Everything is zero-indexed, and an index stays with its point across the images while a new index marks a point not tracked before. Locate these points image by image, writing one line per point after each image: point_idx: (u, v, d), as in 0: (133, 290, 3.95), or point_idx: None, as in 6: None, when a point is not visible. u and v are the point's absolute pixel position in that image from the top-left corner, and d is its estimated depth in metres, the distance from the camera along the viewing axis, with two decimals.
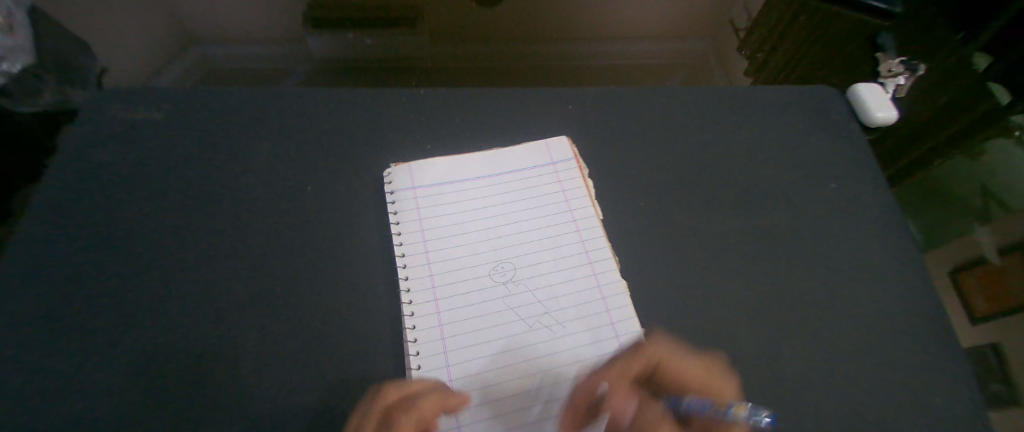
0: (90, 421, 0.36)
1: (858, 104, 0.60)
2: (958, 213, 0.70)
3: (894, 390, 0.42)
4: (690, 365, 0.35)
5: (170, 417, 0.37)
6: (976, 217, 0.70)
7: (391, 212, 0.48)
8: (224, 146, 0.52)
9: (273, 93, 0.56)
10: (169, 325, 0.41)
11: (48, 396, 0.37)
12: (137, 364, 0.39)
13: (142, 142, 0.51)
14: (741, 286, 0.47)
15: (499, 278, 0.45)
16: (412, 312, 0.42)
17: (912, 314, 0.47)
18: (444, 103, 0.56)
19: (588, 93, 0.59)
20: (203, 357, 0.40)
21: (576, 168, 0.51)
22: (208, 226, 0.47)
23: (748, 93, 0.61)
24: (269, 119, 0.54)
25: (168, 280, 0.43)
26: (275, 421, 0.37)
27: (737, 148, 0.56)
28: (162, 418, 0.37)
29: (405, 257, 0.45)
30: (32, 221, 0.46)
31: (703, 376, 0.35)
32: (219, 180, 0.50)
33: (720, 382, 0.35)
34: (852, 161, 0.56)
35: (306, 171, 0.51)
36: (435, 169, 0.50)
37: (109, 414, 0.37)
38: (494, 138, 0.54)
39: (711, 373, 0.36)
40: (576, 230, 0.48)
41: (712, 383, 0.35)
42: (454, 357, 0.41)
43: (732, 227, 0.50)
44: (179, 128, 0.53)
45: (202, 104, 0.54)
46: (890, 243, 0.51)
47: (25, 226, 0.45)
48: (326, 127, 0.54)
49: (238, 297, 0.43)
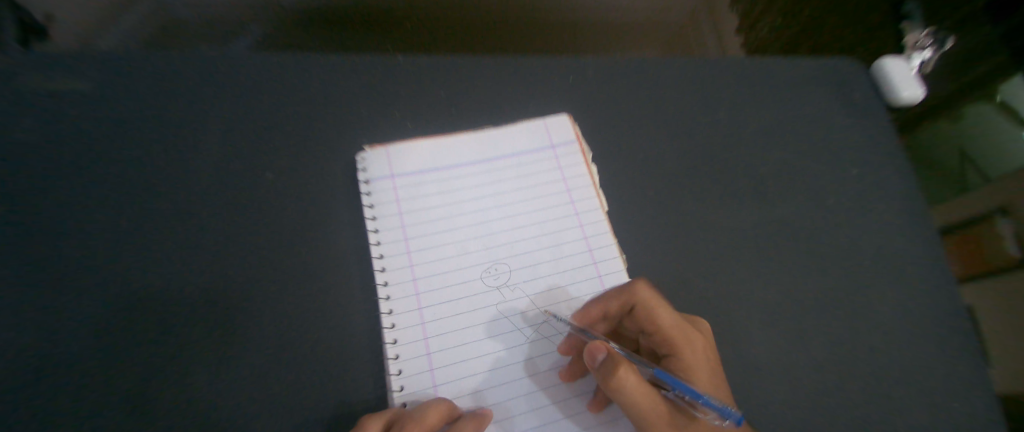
0: None
1: (883, 81, 0.53)
2: (942, 180, 0.67)
3: (896, 392, 0.42)
4: (666, 320, 0.38)
5: None
6: (958, 182, 0.67)
7: (366, 205, 0.42)
8: (168, 125, 0.43)
9: (217, 55, 0.46)
10: (123, 348, 0.36)
11: None
12: (89, 390, 0.35)
13: (57, 118, 0.42)
14: (754, 286, 0.44)
15: (492, 281, 0.40)
16: (394, 324, 0.37)
17: (922, 310, 0.45)
18: (427, 72, 0.49)
19: (591, 60, 0.51)
20: (167, 379, 0.36)
21: (578, 152, 0.46)
22: (157, 226, 0.40)
23: (770, 61, 0.54)
24: (218, 91, 0.45)
25: (113, 291, 0.38)
26: None
27: (756, 129, 0.51)
28: None
29: (384, 259, 0.40)
30: None
31: (678, 329, 0.38)
32: (162, 167, 0.42)
33: (693, 343, 0.38)
34: (875, 143, 0.52)
35: (270, 156, 0.44)
36: (417, 154, 0.44)
37: None
38: (485, 116, 0.48)
39: (688, 334, 0.38)
40: (578, 225, 0.43)
41: (685, 340, 0.38)
42: (442, 376, 0.36)
43: (748, 219, 0.46)
44: (107, 102, 0.43)
45: (130, 69, 0.44)
46: (908, 233, 0.48)
47: None
48: (290, 102, 0.46)
49: (197, 309, 0.38)
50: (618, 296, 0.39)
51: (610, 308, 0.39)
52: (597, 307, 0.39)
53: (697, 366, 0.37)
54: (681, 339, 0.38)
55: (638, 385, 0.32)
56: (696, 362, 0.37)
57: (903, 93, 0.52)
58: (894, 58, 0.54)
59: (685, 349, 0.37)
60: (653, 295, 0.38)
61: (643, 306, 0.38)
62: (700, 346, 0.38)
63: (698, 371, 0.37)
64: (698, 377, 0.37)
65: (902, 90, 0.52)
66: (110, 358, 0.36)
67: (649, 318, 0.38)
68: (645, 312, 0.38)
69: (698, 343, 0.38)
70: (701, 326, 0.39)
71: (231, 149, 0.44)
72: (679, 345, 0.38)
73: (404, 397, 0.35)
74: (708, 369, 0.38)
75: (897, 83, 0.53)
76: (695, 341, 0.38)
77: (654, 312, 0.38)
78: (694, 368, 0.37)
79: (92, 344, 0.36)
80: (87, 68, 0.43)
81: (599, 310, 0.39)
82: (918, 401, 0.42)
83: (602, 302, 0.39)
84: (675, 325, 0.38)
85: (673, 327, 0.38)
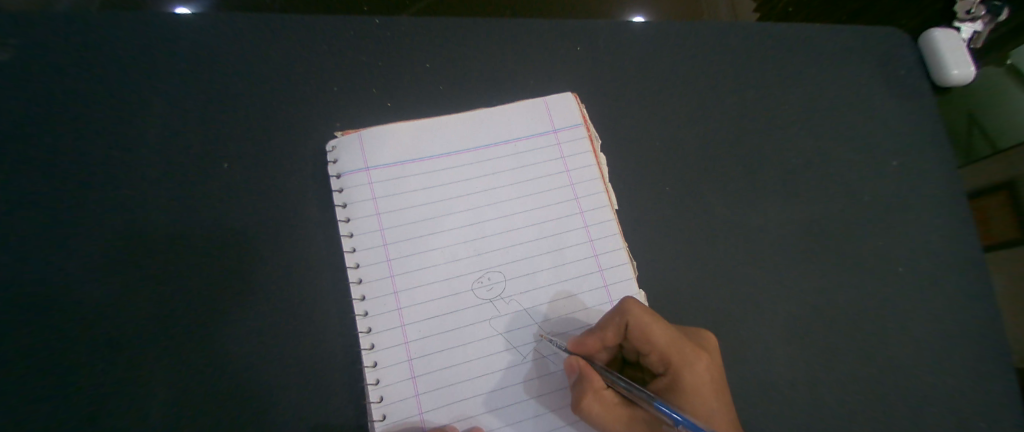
0: None
1: (930, 55, 0.47)
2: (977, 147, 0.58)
3: (925, 408, 0.38)
4: (662, 338, 0.33)
5: None
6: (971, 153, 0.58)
7: (339, 204, 0.37)
8: (113, 108, 0.38)
9: (157, 22, 0.39)
10: (76, 364, 0.33)
11: None
12: (41, 414, 0.32)
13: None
14: (776, 292, 0.39)
15: (484, 293, 0.36)
16: (373, 344, 0.34)
17: (961, 318, 0.41)
18: (410, 40, 0.41)
19: (602, 26, 0.44)
20: (126, 402, 0.33)
21: (584, 139, 0.40)
22: (105, 226, 0.36)
23: (806, 29, 0.46)
24: (166, 64, 0.39)
25: (58, 304, 0.34)
26: None
27: (785, 111, 0.45)
28: None
29: (361, 269, 0.35)
30: None
31: (678, 354, 0.33)
32: (108, 160, 0.37)
33: (694, 363, 0.32)
34: (916, 128, 0.46)
35: (229, 144, 0.38)
36: (396, 143, 0.38)
37: None
38: (478, 95, 0.41)
39: (687, 352, 0.33)
40: (583, 226, 0.38)
41: (685, 360, 0.33)
42: (428, 401, 0.33)
43: (772, 216, 0.41)
44: (37, 77, 0.37)
45: (57, 37, 0.38)
46: (951, 231, 0.43)
47: None
48: (249, 77, 0.39)
49: (155, 324, 0.34)
50: (611, 319, 0.34)
51: (605, 337, 0.34)
52: (592, 335, 0.34)
53: (700, 387, 0.33)
54: (681, 359, 0.33)
55: (606, 411, 0.32)
56: (698, 383, 0.33)
57: (954, 71, 0.46)
58: (947, 29, 0.48)
59: (683, 369, 0.33)
60: (646, 315, 0.33)
61: (638, 328, 0.33)
62: (704, 365, 0.33)
63: (702, 393, 0.33)
64: (702, 400, 0.32)
65: (953, 69, 0.46)
66: (63, 375, 0.33)
67: (645, 342, 0.33)
68: (640, 333, 0.33)
69: (703, 361, 0.33)
70: (707, 340, 0.34)
71: (185, 135, 0.38)
72: (677, 365, 0.33)
73: (385, 426, 0.33)
74: (712, 389, 0.33)
75: (948, 60, 0.46)
76: (699, 360, 0.33)
77: (651, 331, 0.33)
78: (696, 390, 0.32)
79: (42, 360, 0.33)
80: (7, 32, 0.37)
81: (594, 338, 0.34)
82: (949, 420, 0.38)
83: (597, 331, 0.34)
84: (672, 346, 0.33)
85: (670, 346, 0.33)
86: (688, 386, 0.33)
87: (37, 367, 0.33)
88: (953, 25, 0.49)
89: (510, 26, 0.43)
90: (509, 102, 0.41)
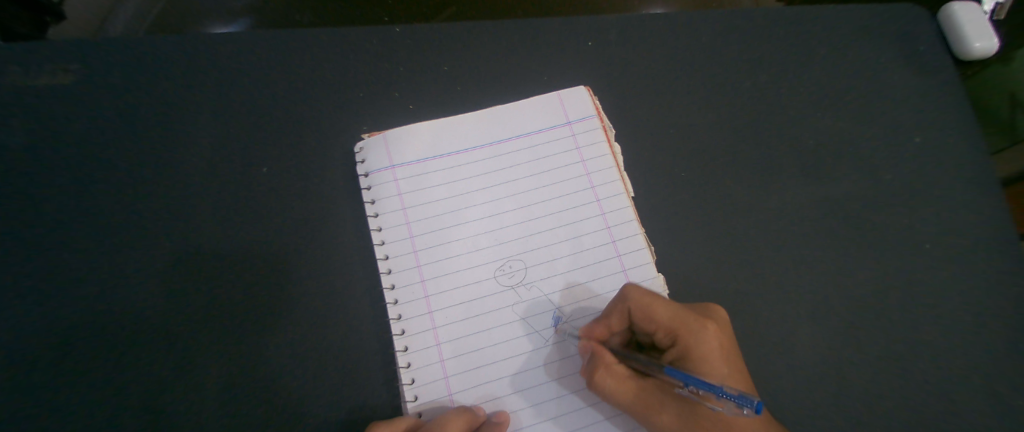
0: None
1: (950, 28, 0.47)
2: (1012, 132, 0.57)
3: (960, 382, 0.37)
4: (666, 314, 0.33)
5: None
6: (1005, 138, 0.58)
7: (367, 201, 0.39)
8: (163, 121, 0.42)
9: (204, 43, 0.43)
10: (135, 352, 0.36)
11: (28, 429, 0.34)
12: (114, 390, 0.35)
13: (62, 113, 0.41)
14: (796, 274, 0.39)
15: (506, 280, 0.37)
16: (402, 330, 0.36)
17: (992, 290, 0.40)
18: (429, 45, 0.44)
19: (611, 21, 0.46)
20: (184, 380, 0.36)
21: (597, 129, 0.41)
22: (159, 228, 0.39)
23: (817, 13, 0.47)
24: (213, 78, 0.43)
25: (123, 294, 0.38)
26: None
27: (799, 91, 0.45)
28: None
29: (390, 260, 0.38)
30: None
31: (683, 327, 0.33)
32: (162, 164, 0.41)
33: (701, 333, 0.33)
34: (939, 106, 0.45)
35: (266, 147, 0.41)
36: (419, 141, 0.40)
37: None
38: (496, 93, 0.43)
39: (692, 323, 0.33)
40: (600, 214, 0.39)
41: (691, 332, 0.33)
42: (456, 383, 0.35)
43: (790, 197, 0.41)
44: (102, 98, 0.42)
45: (123, 61, 0.43)
46: (978, 204, 0.42)
47: None
48: (284, 88, 0.43)
49: (205, 311, 0.37)
50: (614, 305, 0.35)
51: (611, 323, 0.35)
52: (598, 322, 0.35)
53: (709, 357, 0.33)
54: (686, 331, 0.33)
55: (619, 385, 0.33)
56: (707, 354, 0.33)
57: (975, 44, 0.46)
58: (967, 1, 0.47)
59: (690, 341, 0.33)
60: (646, 294, 0.34)
61: (641, 309, 0.34)
62: (710, 334, 0.33)
63: (711, 363, 0.33)
64: (712, 367, 0.33)
65: (974, 41, 0.46)
66: (131, 355, 0.36)
67: (649, 321, 0.34)
68: (644, 313, 0.34)
69: (709, 331, 0.33)
70: (712, 311, 0.34)
71: (227, 141, 0.42)
72: (683, 337, 0.33)
73: (417, 407, 0.34)
74: (721, 355, 0.33)
75: (968, 32, 0.46)
76: (705, 330, 0.33)
77: (653, 309, 0.33)
78: (704, 359, 0.33)
79: (112, 345, 0.36)
80: (87, 60, 0.42)
81: (601, 325, 0.35)
82: (988, 402, 0.37)
83: (603, 318, 0.35)
84: (676, 320, 0.33)
85: (675, 321, 0.33)
86: (697, 358, 0.33)
87: (106, 353, 0.36)
88: None
89: (525, 28, 0.45)
90: (525, 98, 0.43)
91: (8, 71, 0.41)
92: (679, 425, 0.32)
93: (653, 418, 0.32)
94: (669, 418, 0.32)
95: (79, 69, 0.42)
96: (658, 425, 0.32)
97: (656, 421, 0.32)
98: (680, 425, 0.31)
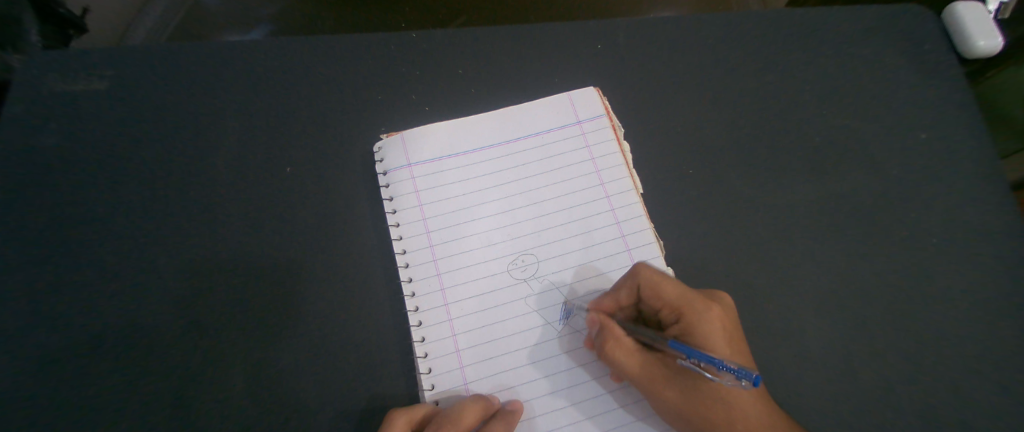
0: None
1: (955, 27, 0.47)
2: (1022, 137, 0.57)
3: (974, 377, 0.37)
4: (672, 292, 0.35)
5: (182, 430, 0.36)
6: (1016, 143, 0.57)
7: (386, 198, 0.41)
8: (189, 123, 0.44)
9: (231, 52, 0.46)
10: (160, 342, 0.38)
11: (56, 414, 0.35)
12: (140, 378, 0.37)
13: (99, 118, 0.44)
14: (803, 269, 0.40)
15: (519, 273, 0.38)
16: (420, 321, 0.37)
17: (1003, 286, 0.40)
18: (443, 50, 0.46)
19: (620, 25, 0.47)
20: (206, 369, 0.37)
21: (606, 127, 0.42)
22: (184, 224, 0.41)
23: (821, 15, 0.48)
24: (238, 83, 0.45)
25: (151, 287, 0.39)
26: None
27: (804, 91, 0.46)
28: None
29: (407, 254, 0.39)
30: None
31: (689, 305, 0.34)
32: (189, 164, 0.43)
33: (705, 313, 0.34)
34: (946, 106, 0.46)
35: (287, 148, 0.43)
36: (435, 140, 0.42)
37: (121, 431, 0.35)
38: (509, 95, 0.44)
39: (696, 303, 0.34)
40: (610, 209, 0.40)
41: (696, 310, 0.34)
42: (472, 373, 0.36)
43: (796, 194, 0.42)
44: (134, 101, 0.45)
45: (155, 69, 0.45)
46: (985, 201, 0.42)
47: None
48: (304, 92, 0.45)
49: (229, 304, 0.39)
50: (625, 281, 0.37)
51: (620, 298, 0.37)
52: (607, 297, 0.37)
53: (713, 337, 0.33)
54: (691, 310, 0.34)
55: (625, 356, 0.34)
56: (710, 333, 0.33)
57: (980, 42, 0.46)
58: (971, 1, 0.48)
59: (695, 318, 0.34)
60: (654, 272, 0.35)
61: (648, 286, 0.35)
62: (714, 314, 0.34)
63: (715, 342, 0.33)
64: (716, 347, 0.33)
65: (978, 40, 0.46)
66: (156, 345, 0.38)
67: (656, 298, 0.35)
68: (651, 290, 0.35)
69: (713, 311, 0.34)
70: (716, 295, 0.35)
71: (250, 143, 0.43)
72: (687, 316, 0.34)
73: (434, 395, 0.36)
74: (725, 337, 0.34)
75: (972, 31, 0.47)
76: (709, 310, 0.34)
77: (660, 286, 0.35)
78: (708, 338, 0.33)
79: (138, 334, 0.38)
80: (124, 70, 0.45)
81: (610, 299, 0.37)
82: (1000, 397, 0.36)
83: (612, 294, 0.37)
84: (682, 299, 0.34)
85: (680, 300, 0.34)
86: (700, 336, 0.34)
87: (132, 343, 0.38)
88: None
89: (535, 33, 0.47)
90: (537, 100, 0.44)
91: (51, 79, 0.44)
92: (681, 399, 0.33)
93: (656, 390, 0.34)
94: (671, 390, 0.33)
95: (117, 78, 0.45)
96: (660, 396, 0.33)
97: (659, 393, 0.33)
98: (682, 398, 0.33)
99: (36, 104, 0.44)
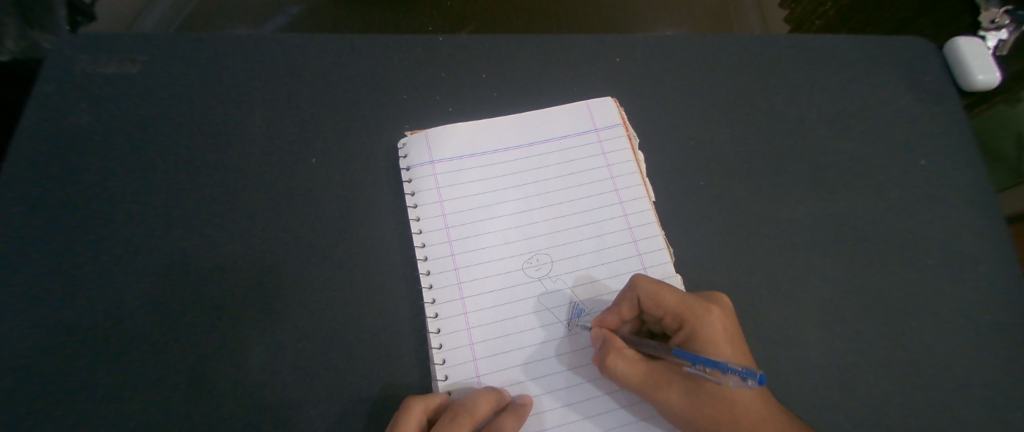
0: (117, 412, 0.36)
1: (955, 61, 0.50)
2: None
3: (963, 393, 0.38)
4: (672, 300, 0.36)
5: (195, 408, 0.36)
6: None
7: (408, 192, 0.42)
8: (217, 111, 0.45)
9: (261, 45, 0.47)
10: (177, 321, 0.38)
11: (71, 386, 0.36)
12: (157, 355, 0.37)
13: (128, 100, 0.45)
14: (805, 282, 0.41)
15: (533, 272, 0.40)
16: (436, 313, 0.38)
17: (992, 307, 0.41)
18: (466, 54, 0.48)
19: (638, 40, 0.49)
20: (221, 349, 0.38)
21: (623, 136, 0.44)
22: (207, 207, 0.42)
23: (829, 43, 0.50)
24: (266, 74, 0.46)
25: (172, 267, 0.40)
26: (301, 414, 0.36)
27: (810, 112, 0.48)
28: (186, 408, 0.36)
29: (426, 248, 0.40)
30: (21, 195, 0.41)
31: (688, 312, 0.36)
32: (213, 149, 0.44)
33: (706, 318, 0.35)
34: (944, 134, 0.48)
35: (311, 140, 0.44)
36: (457, 140, 0.43)
37: (135, 405, 0.36)
38: (530, 100, 0.46)
39: (697, 309, 0.36)
40: (623, 215, 0.41)
41: (697, 317, 0.35)
42: (484, 366, 0.37)
43: (799, 210, 0.44)
44: (163, 86, 0.46)
45: (185, 56, 0.47)
46: (977, 226, 0.44)
47: (17, 200, 0.41)
48: (330, 86, 0.46)
49: (248, 287, 0.40)
50: (625, 295, 0.37)
51: (621, 312, 0.38)
52: (609, 312, 0.38)
53: (715, 339, 0.35)
54: (693, 315, 0.35)
55: (630, 368, 0.35)
56: (712, 335, 0.35)
57: (979, 76, 0.49)
58: (971, 37, 0.50)
59: (696, 324, 0.35)
60: (655, 282, 0.36)
61: (649, 298, 0.36)
62: (715, 319, 0.35)
63: (716, 344, 0.35)
64: (718, 348, 0.35)
65: (976, 74, 0.49)
66: (173, 323, 0.38)
67: (658, 308, 0.36)
68: (653, 300, 0.36)
69: (714, 314, 0.35)
70: (715, 296, 0.37)
71: (275, 132, 0.45)
72: (689, 321, 0.36)
73: (447, 386, 0.37)
74: (727, 339, 0.35)
75: (971, 65, 0.49)
76: (710, 314, 0.35)
77: (661, 297, 0.36)
78: (710, 341, 0.35)
79: (157, 312, 0.39)
80: (155, 55, 0.46)
81: (612, 314, 0.38)
82: (987, 415, 0.38)
83: (613, 308, 0.38)
84: (682, 306, 0.36)
85: (681, 307, 0.36)
86: (702, 340, 0.35)
87: (150, 320, 0.38)
88: (980, 33, 0.52)
89: (557, 44, 0.49)
90: (557, 106, 0.46)
91: (83, 60, 0.45)
92: (686, 402, 0.34)
93: (662, 396, 0.35)
94: (676, 395, 0.35)
95: (149, 63, 0.46)
96: (666, 402, 0.35)
97: (664, 398, 0.35)
98: (687, 401, 0.34)
99: (67, 83, 0.45)
